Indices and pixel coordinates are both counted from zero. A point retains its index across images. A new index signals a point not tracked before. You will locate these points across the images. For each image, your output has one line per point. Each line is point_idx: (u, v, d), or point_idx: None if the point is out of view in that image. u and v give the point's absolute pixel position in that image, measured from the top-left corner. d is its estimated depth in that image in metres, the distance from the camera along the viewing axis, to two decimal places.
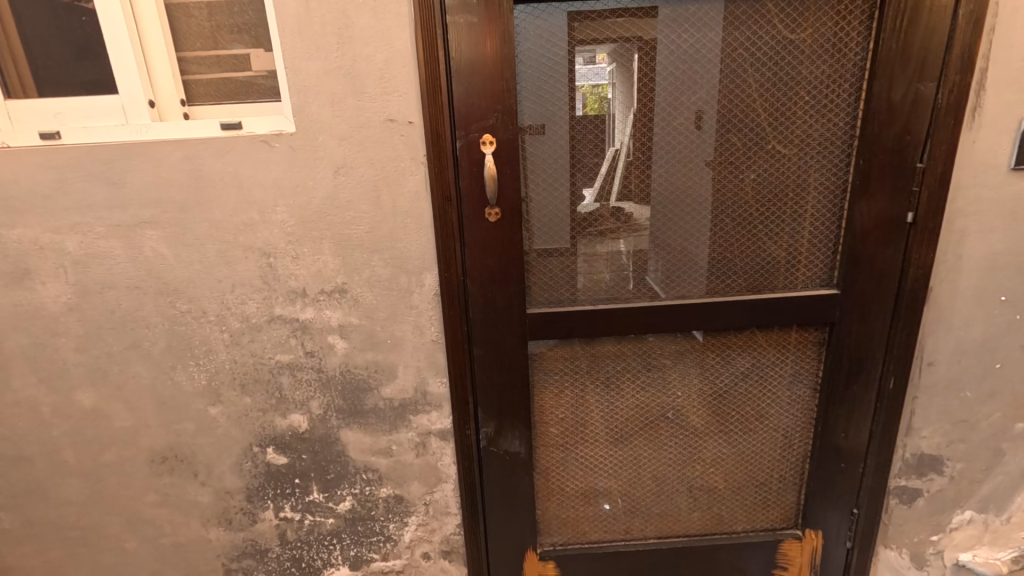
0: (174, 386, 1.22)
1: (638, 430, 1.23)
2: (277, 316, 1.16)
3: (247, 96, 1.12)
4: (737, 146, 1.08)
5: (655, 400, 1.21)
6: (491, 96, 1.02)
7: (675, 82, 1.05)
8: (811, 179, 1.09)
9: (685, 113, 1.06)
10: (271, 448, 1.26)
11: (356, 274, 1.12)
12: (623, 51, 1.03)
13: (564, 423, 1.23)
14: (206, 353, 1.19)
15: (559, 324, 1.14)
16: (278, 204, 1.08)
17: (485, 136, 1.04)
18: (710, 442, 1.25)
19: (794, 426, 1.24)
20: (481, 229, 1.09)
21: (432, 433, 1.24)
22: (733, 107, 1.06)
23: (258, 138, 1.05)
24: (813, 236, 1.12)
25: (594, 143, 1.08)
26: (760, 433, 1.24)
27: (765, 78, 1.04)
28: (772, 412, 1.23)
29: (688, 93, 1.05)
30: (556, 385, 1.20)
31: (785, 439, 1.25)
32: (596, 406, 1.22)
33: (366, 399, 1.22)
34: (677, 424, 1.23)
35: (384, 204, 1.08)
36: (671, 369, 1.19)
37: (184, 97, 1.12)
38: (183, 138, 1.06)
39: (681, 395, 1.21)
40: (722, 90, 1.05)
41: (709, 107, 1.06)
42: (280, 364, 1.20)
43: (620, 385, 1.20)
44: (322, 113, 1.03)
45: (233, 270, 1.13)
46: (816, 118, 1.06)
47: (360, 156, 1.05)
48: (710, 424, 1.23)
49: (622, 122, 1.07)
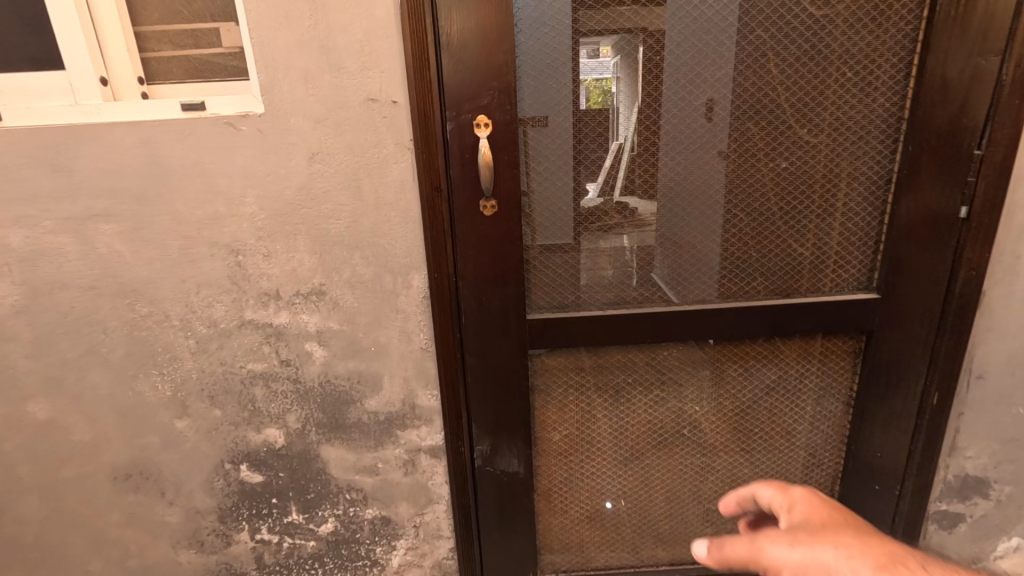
0: (137, 396, 1.10)
1: (650, 448, 1.11)
2: (249, 321, 1.04)
3: (213, 75, 1.00)
4: (768, 132, 0.95)
5: (671, 417, 1.08)
6: (485, 72, 0.89)
7: (698, 56, 0.91)
8: (851, 167, 0.96)
9: (709, 94, 0.93)
10: (244, 464, 1.15)
11: (335, 273, 1.00)
12: (615, 42, 0.91)
13: (568, 441, 1.10)
14: (171, 362, 1.07)
15: (562, 332, 1.01)
16: (247, 195, 0.96)
17: (480, 117, 0.91)
18: (731, 463, 1.12)
19: (825, 445, 1.11)
20: (475, 223, 0.96)
21: (422, 450, 1.12)
22: (765, 87, 0.93)
23: (222, 119, 0.92)
24: (852, 233, 0.99)
25: (604, 126, 0.95)
26: (786, 452, 1.11)
27: (804, 53, 0.91)
28: (801, 430, 1.10)
29: (713, 70, 0.92)
30: (560, 399, 1.07)
31: (813, 460, 1.12)
32: (603, 423, 1.09)
33: (348, 412, 1.10)
34: (693, 442, 1.10)
35: (365, 195, 0.95)
36: (689, 382, 1.06)
37: (141, 75, 1.00)
38: (137, 120, 0.93)
39: (698, 412, 1.08)
40: (753, 67, 0.92)
41: (737, 86, 0.93)
42: (252, 374, 1.08)
43: (630, 399, 1.07)
44: (294, 91, 0.91)
45: (199, 269, 1.01)
46: (860, 99, 0.93)
47: (338, 141, 0.93)
48: (730, 442, 1.10)
49: (607, 113, 0.94)
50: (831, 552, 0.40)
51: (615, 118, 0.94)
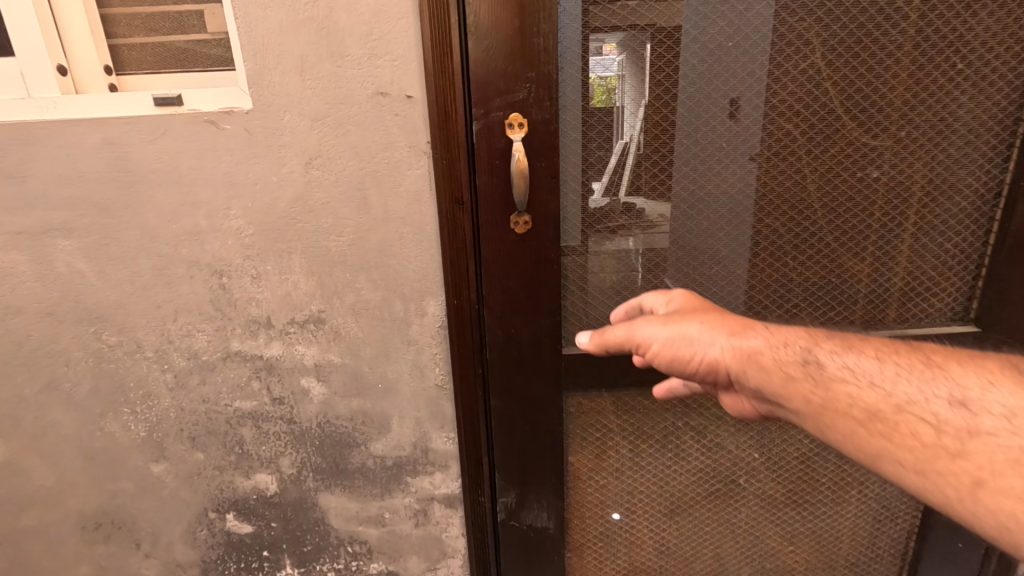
0: (106, 437, 0.95)
1: (699, 500, 0.96)
2: (235, 353, 0.89)
3: (194, 65, 0.84)
4: (858, 135, 0.80)
5: (725, 464, 0.93)
6: (520, 62, 0.75)
7: (776, 45, 0.77)
8: (953, 176, 0.82)
9: (785, 89, 0.79)
10: (231, 514, 1.00)
11: (336, 299, 0.85)
12: (620, 40, 0.78)
13: (604, 491, 0.95)
14: (145, 398, 0.92)
15: (603, 367, 0.88)
16: (232, 207, 0.81)
17: (514, 116, 0.77)
18: (791, 516, 0.97)
19: (899, 496, 0.96)
20: (504, 242, 0.82)
21: (435, 499, 0.97)
22: (857, 82, 0.78)
23: (201, 116, 0.77)
24: (949, 254, 0.85)
25: (658, 130, 0.81)
26: (856, 505, 0.96)
27: (907, 40, 0.77)
28: (873, 479, 0.94)
29: (793, 60, 0.78)
30: (597, 444, 0.93)
31: (885, 512, 0.97)
32: (647, 471, 0.94)
33: (351, 456, 0.95)
34: (751, 494, 0.95)
35: (372, 207, 0.80)
36: (748, 426, 0.91)
37: (109, 64, 0.84)
38: (100, 116, 0.78)
39: (758, 460, 0.93)
40: (845, 57, 0.77)
41: (824, 79, 0.78)
42: (240, 413, 0.93)
43: (680, 446, 0.92)
44: (287, 82, 0.75)
45: (176, 293, 0.86)
46: (971, 95, 0.78)
47: (340, 142, 0.78)
48: (793, 494, 0.95)
49: (609, 113, 0.80)
50: (693, 324, 0.56)
51: (619, 119, 0.81)
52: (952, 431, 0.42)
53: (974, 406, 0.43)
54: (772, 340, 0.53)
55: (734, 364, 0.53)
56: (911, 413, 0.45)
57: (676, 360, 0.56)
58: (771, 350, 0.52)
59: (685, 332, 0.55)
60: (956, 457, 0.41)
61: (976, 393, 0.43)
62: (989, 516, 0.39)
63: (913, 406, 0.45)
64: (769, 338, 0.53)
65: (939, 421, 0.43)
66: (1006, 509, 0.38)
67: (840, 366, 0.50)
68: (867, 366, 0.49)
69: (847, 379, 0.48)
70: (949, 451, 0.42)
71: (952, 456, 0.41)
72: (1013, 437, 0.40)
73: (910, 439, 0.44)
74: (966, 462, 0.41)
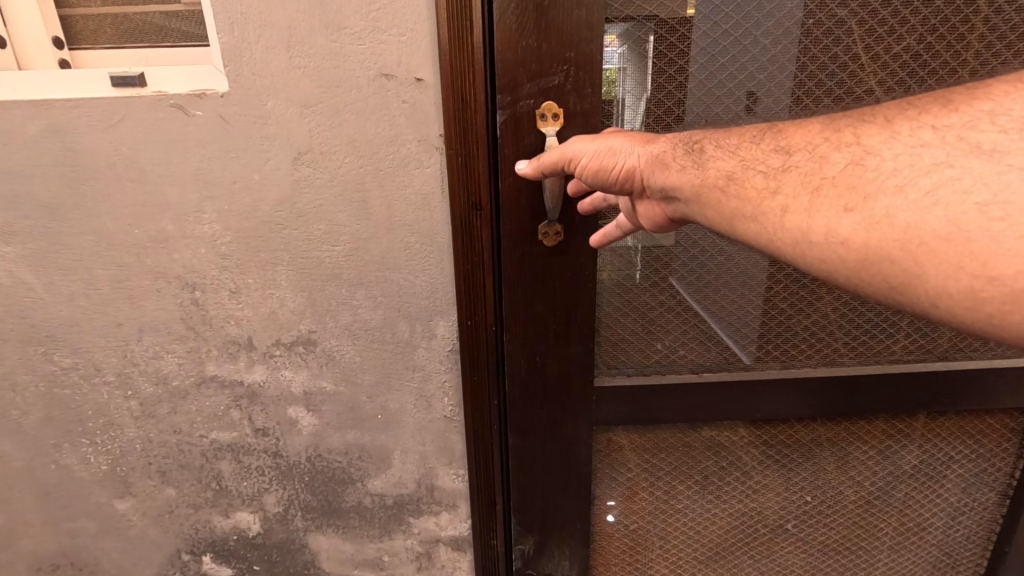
0: (61, 471, 0.82)
1: (740, 545, 0.87)
2: (211, 379, 0.77)
3: (161, 39, 0.70)
4: None
5: (772, 508, 0.84)
6: (557, 40, 0.63)
7: (867, 24, 0.64)
8: None
9: (874, 80, 0.66)
10: (207, 556, 0.87)
11: (330, 318, 0.73)
12: (625, 29, 0.65)
13: (635, 538, 0.86)
14: (106, 428, 0.79)
15: (641, 400, 0.78)
16: (206, 209, 0.68)
17: (548, 104, 0.65)
18: (842, 565, 0.88)
19: (964, 544, 0.88)
20: (530, 257, 0.71)
21: (441, 541, 0.85)
22: (961, 70, 0.66)
23: (167, 100, 0.64)
24: None
25: (719, 121, 0.68)
26: (915, 553, 0.87)
27: None
28: (936, 525, 0.86)
29: (884, 45, 0.65)
30: (629, 485, 0.84)
31: (946, 559, 0.89)
32: (684, 515, 0.85)
33: (345, 494, 0.83)
34: (799, 539, 0.86)
35: (372, 212, 0.68)
36: (800, 467, 0.82)
37: (59, 36, 0.70)
38: (43, 98, 0.64)
39: (808, 503, 0.84)
40: (948, 39, 0.65)
41: (918, 70, 0.66)
42: (217, 446, 0.80)
43: (723, 488, 0.83)
44: (270, 60, 0.62)
45: (141, 309, 0.73)
46: None
47: (334, 133, 0.65)
48: (846, 541, 0.86)
49: (609, 107, 0.68)
50: (618, 138, 0.55)
51: (619, 114, 0.68)
52: (773, 171, 0.43)
53: (791, 148, 0.43)
54: (674, 140, 0.52)
55: (647, 170, 0.52)
56: (750, 168, 0.44)
57: (599, 173, 0.55)
58: (673, 148, 0.51)
59: (610, 145, 0.54)
60: (774, 195, 0.42)
61: (794, 139, 0.43)
62: (789, 240, 0.40)
63: (753, 162, 0.45)
64: (676, 140, 0.53)
65: (768, 169, 0.43)
66: (799, 228, 0.40)
67: (715, 146, 0.49)
68: (726, 142, 0.48)
69: (717, 156, 0.47)
70: (769, 191, 0.42)
71: (771, 194, 0.42)
72: (811, 160, 0.41)
73: (749, 191, 0.43)
74: (780, 196, 0.41)
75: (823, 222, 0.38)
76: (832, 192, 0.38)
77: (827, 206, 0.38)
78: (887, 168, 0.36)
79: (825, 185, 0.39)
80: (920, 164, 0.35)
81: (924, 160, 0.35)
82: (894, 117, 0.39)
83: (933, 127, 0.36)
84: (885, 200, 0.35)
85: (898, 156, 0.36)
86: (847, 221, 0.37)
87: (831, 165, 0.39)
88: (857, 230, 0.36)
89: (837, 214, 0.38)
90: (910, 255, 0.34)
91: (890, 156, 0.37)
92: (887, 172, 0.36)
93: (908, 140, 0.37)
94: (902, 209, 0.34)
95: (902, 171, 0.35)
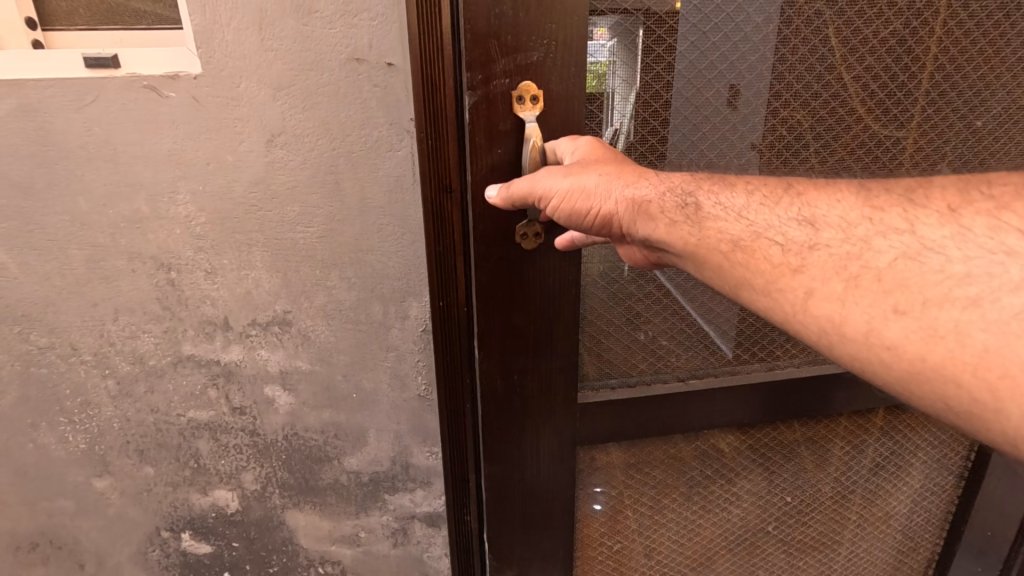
0: (39, 451, 0.83)
1: (724, 552, 0.91)
2: (188, 358, 0.78)
3: (137, 22, 0.70)
4: (944, 106, 0.74)
5: (753, 514, 0.89)
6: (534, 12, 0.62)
7: (858, 11, 0.69)
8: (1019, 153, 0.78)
9: (862, 64, 0.70)
10: (187, 533, 0.89)
11: (304, 299, 0.75)
12: (612, 21, 0.66)
13: (620, 557, 0.90)
14: (84, 408, 0.80)
15: (626, 411, 0.80)
16: (179, 190, 0.69)
17: (528, 85, 0.64)
18: (818, 560, 0.93)
19: (926, 527, 0.94)
20: (506, 260, 0.71)
21: (416, 517, 0.89)
22: (941, 54, 0.71)
23: (140, 82, 0.64)
24: None
25: (706, 105, 0.70)
26: (883, 540, 0.94)
27: (999, 10, 0.71)
28: (902, 513, 0.92)
29: (874, 30, 0.69)
30: (615, 504, 0.87)
31: (911, 543, 0.95)
32: (666, 528, 0.88)
33: (322, 472, 0.85)
34: (777, 540, 0.91)
35: (345, 194, 0.70)
36: (776, 471, 0.87)
37: (32, 15, 0.70)
38: (13, 77, 0.64)
39: (784, 505, 0.89)
40: (932, 25, 0.70)
41: (904, 52, 0.71)
42: (194, 425, 0.82)
43: (703, 497, 0.87)
44: (243, 42, 0.63)
45: (116, 289, 0.74)
46: None
47: (308, 117, 0.66)
48: (820, 537, 0.92)
49: (597, 100, 0.68)
50: (593, 175, 0.54)
51: (607, 107, 0.69)
52: (796, 248, 0.46)
53: (818, 223, 0.46)
54: (661, 187, 0.53)
55: (631, 219, 0.54)
56: (766, 238, 0.48)
57: (573, 212, 0.55)
58: (660, 198, 0.52)
59: (584, 183, 0.54)
60: (796, 273, 0.45)
61: (823, 210, 0.47)
62: (815, 325, 0.44)
63: (767, 231, 0.48)
64: (662, 186, 0.53)
65: (788, 242, 0.47)
66: (829, 316, 0.43)
67: (715, 204, 0.51)
68: (735, 201, 0.51)
69: (719, 216, 0.50)
70: (791, 268, 0.46)
71: (793, 272, 0.46)
72: (845, 246, 0.44)
73: (762, 264, 0.47)
74: (802, 276, 0.45)
75: (864, 321, 0.41)
76: (872, 287, 0.42)
77: (873, 305, 0.41)
78: (958, 273, 0.39)
79: (866, 277, 0.42)
80: (1004, 280, 0.37)
81: (1009, 273, 0.37)
82: (958, 206, 0.42)
83: (1019, 231, 0.38)
84: (947, 313, 0.38)
85: (970, 262, 0.38)
86: (896, 327, 0.40)
87: (874, 254, 0.42)
88: (906, 336, 0.39)
89: (886, 319, 0.40)
90: (989, 385, 0.36)
91: (950, 259, 0.39)
92: (935, 281, 0.39)
93: (986, 242, 0.39)
94: (979, 327, 0.37)
95: (975, 279, 0.38)
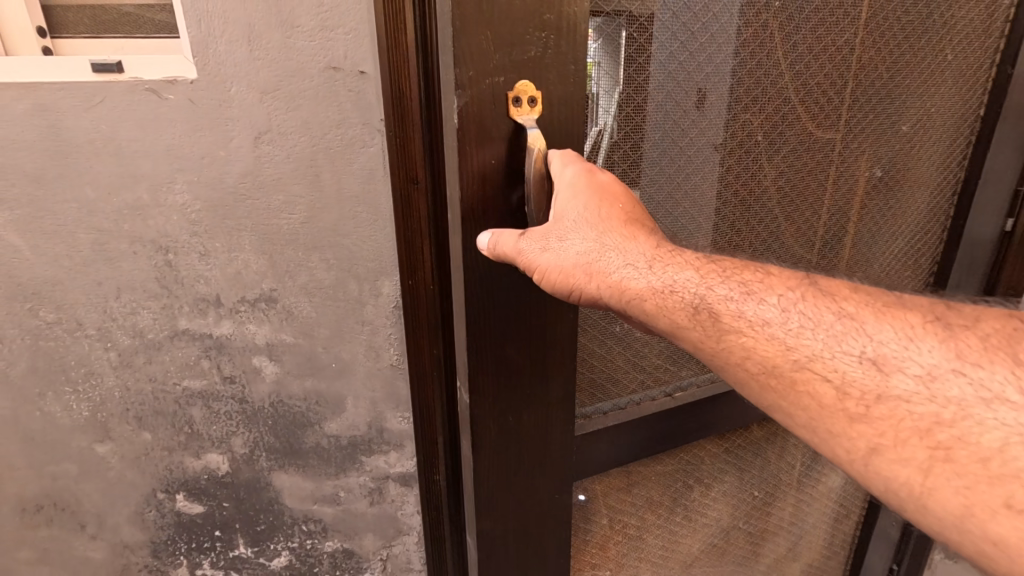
0: (45, 418, 0.91)
1: (702, 551, 1.06)
2: (183, 332, 0.87)
3: (137, 30, 0.79)
4: (871, 108, 0.89)
5: (723, 512, 1.05)
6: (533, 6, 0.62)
7: (817, 19, 0.81)
8: (921, 155, 0.96)
9: (806, 68, 0.83)
10: (181, 494, 0.98)
11: (289, 279, 0.84)
12: (599, 24, 0.70)
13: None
14: (87, 377, 0.89)
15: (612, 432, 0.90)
16: (177, 180, 0.78)
17: (524, 86, 0.65)
18: (774, 540, 1.13)
19: (854, 494, 1.17)
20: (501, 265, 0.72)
21: (391, 477, 1.00)
22: (873, 62, 0.86)
23: (142, 84, 0.73)
24: (903, 215, 0.99)
25: (678, 108, 0.78)
26: (821, 512, 1.16)
27: (915, 31, 0.87)
28: (834, 487, 1.15)
29: (825, 36, 0.82)
30: (607, 527, 0.97)
31: (842, 510, 1.18)
32: (653, 539, 1.01)
33: (305, 436, 0.95)
34: (743, 532, 1.09)
35: (324, 185, 0.80)
36: (738, 470, 1.04)
37: (42, 24, 0.79)
38: (27, 80, 0.73)
39: (746, 499, 1.07)
40: (869, 37, 0.84)
41: (845, 57, 0.84)
42: (189, 394, 0.91)
43: (683, 503, 1.02)
44: (234, 52, 0.73)
45: (118, 269, 0.83)
46: (949, 86, 0.92)
47: (291, 118, 0.76)
48: (776, 521, 1.11)
49: (586, 100, 0.72)
50: (577, 255, 0.64)
51: (595, 107, 0.73)
52: (865, 399, 0.51)
53: (881, 364, 0.51)
54: (651, 281, 0.62)
55: (615, 300, 0.64)
56: (821, 376, 0.53)
57: (558, 286, 0.65)
58: (647, 291, 0.62)
59: (566, 263, 0.64)
60: (848, 418, 0.51)
61: (893, 351, 0.51)
62: (901, 479, 0.49)
63: (808, 361, 0.54)
64: (654, 278, 0.62)
65: (841, 382, 0.52)
66: (914, 482, 0.48)
67: (744, 317, 0.58)
68: (765, 312, 0.57)
69: (745, 333, 0.57)
70: (851, 417, 0.51)
71: (851, 421, 0.51)
72: (933, 406, 0.48)
73: (818, 400, 0.53)
74: (863, 427, 0.51)
75: (967, 505, 0.45)
76: (979, 470, 0.45)
77: (984, 493, 0.45)
78: None
79: (966, 453, 0.46)
80: None
81: None
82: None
83: None
84: None
85: None
86: (1004, 521, 0.44)
87: (977, 434, 0.46)
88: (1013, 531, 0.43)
89: (995, 512, 0.44)
90: None
91: None
92: None
93: None
94: None
95: None
